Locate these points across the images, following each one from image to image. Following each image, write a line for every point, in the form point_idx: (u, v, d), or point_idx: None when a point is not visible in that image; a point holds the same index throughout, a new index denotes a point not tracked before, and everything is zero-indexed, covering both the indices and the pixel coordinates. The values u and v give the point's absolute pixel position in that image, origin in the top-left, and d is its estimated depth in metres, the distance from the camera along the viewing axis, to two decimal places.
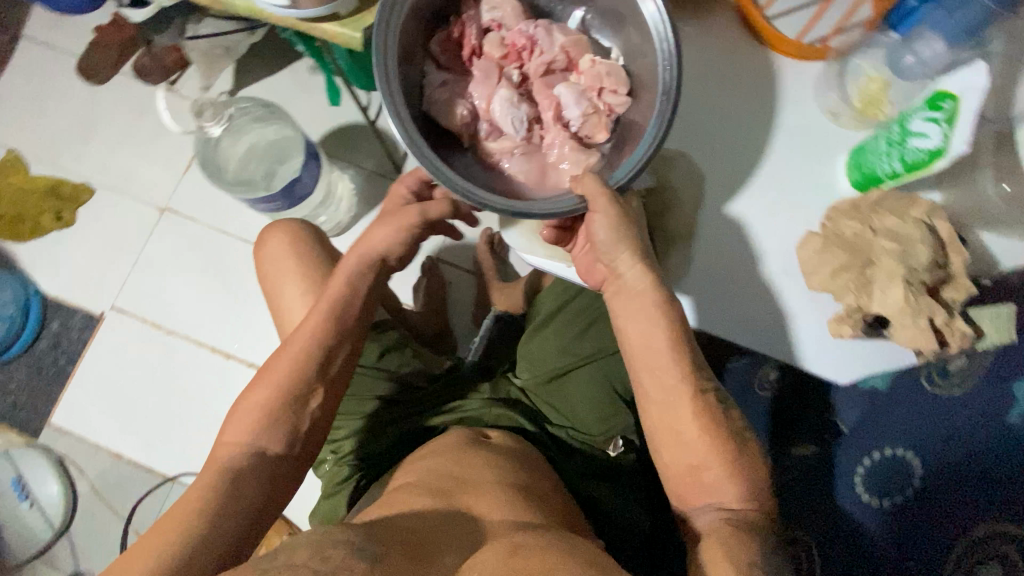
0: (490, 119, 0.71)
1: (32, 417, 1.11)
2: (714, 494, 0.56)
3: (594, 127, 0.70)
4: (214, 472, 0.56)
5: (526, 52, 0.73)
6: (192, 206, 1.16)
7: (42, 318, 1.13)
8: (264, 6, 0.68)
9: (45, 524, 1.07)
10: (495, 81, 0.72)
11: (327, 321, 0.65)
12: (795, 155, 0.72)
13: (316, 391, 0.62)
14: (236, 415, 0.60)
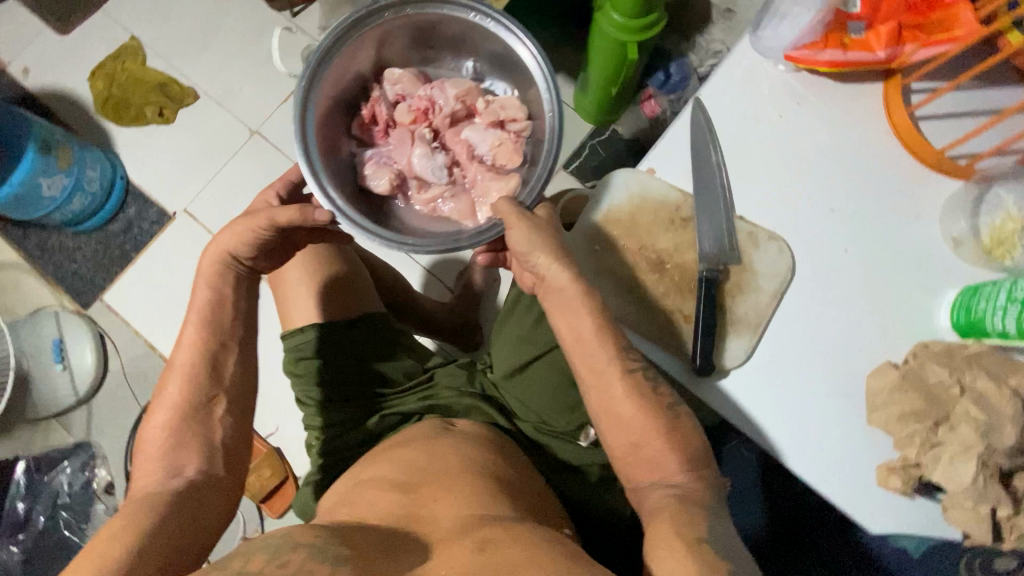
0: (414, 175, 0.76)
1: (88, 289, 1.18)
2: (660, 473, 0.54)
3: (507, 153, 0.74)
4: (141, 503, 0.54)
5: (436, 109, 0.77)
6: (280, 137, 1.21)
7: (121, 201, 1.20)
8: None
9: (71, 389, 1.13)
10: (410, 143, 0.76)
11: (211, 324, 0.63)
12: (889, 270, 0.60)
13: (218, 398, 0.61)
14: (147, 441, 0.58)
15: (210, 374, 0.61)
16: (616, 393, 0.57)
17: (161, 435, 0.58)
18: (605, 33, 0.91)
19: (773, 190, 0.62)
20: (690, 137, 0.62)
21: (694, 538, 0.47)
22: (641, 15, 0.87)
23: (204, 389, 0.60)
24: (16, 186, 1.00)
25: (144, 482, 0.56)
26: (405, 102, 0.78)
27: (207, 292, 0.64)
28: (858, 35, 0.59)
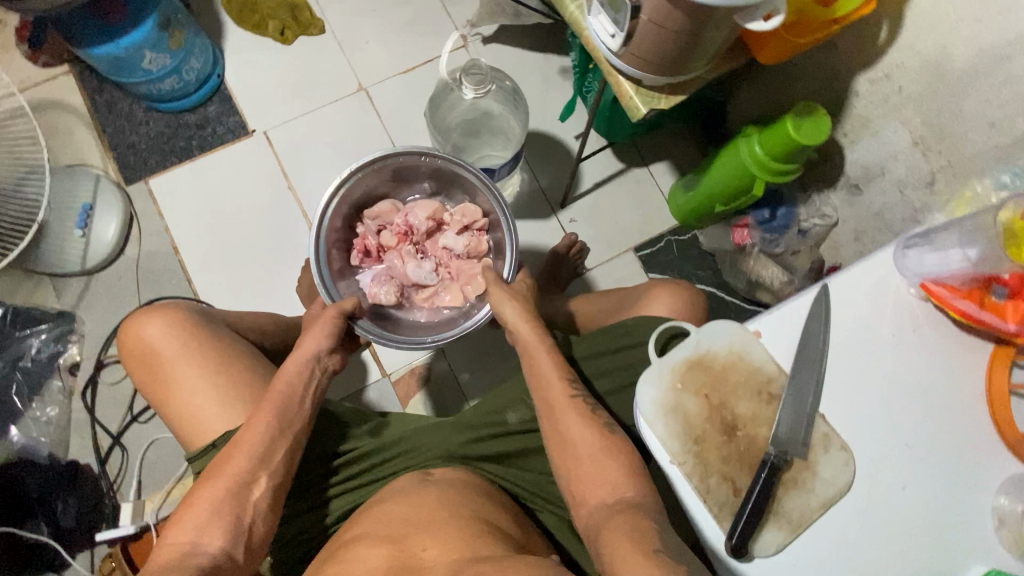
0: (408, 278, 1.02)
1: (137, 166, 1.15)
2: (609, 490, 0.63)
3: (474, 244, 1.02)
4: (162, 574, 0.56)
5: (414, 229, 1.03)
6: (386, 105, 1.20)
7: (206, 98, 1.17)
8: (597, 40, 0.72)
9: (80, 258, 1.09)
10: (400, 257, 1.03)
11: (266, 428, 0.65)
12: (927, 526, 0.60)
13: (258, 480, 0.63)
14: (184, 512, 0.60)
15: (260, 454, 0.64)
16: (574, 430, 0.67)
17: (198, 508, 0.60)
18: (740, 158, 0.92)
19: (857, 403, 0.62)
20: (808, 316, 0.62)
21: (650, 549, 0.54)
22: (782, 160, 0.87)
23: (251, 470, 0.63)
24: (120, 49, 0.96)
25: (168, 549, 0.58)
26: (386, 229, 1.03)
27: (282, 384, 0.69)
28: (998, 299, 0.60)
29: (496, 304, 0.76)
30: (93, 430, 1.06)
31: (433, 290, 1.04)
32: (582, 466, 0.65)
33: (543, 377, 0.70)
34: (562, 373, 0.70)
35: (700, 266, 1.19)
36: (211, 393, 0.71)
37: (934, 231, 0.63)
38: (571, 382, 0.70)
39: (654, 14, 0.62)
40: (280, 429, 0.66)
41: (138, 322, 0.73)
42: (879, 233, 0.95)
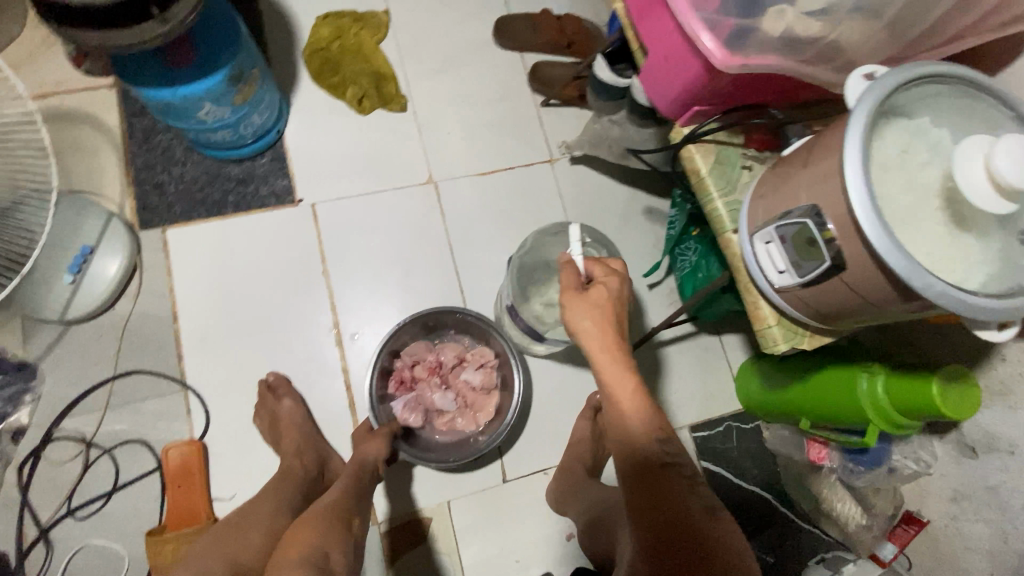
0: (430, 408, 0.96)
1: (158, 210, 1.00)
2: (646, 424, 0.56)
3: (487, 377, 0.97)
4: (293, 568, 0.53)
5: (443, 363, 0.98)
6: (454, 204, 1.08)
7: (257, 152, 1.03)
8: (757, 262, 0.59)
9: (61, 306, 0.91)
10: (425, 390, 0.96)
11: (348, 487, 0.71)
12: None
13: (353, 519, 0.66)
14: (295, 537, 0.58)
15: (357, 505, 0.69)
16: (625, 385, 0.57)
17: (304, 533, 0.58)
18: (854, 392, 0.78)
19: None
20: None
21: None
22: (908, 415, 0.75)
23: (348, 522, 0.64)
24: (176, 96, 0.81)
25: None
26: (416, 363, 0.97)
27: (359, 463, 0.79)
28: None
29: (572, 322, 0.59)
30: (19, 516, 0.86)
31: (450, 420, 0.97)
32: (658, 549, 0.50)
33: (631, 430, 0.55)
34: (651, 426, 0.55)
35: (757, 463, 1.06)
36: None
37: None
38: (664, 442, 0.55)
39: (855, 279, 0.50)
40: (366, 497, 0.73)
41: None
42: (984, 507, 0.82)
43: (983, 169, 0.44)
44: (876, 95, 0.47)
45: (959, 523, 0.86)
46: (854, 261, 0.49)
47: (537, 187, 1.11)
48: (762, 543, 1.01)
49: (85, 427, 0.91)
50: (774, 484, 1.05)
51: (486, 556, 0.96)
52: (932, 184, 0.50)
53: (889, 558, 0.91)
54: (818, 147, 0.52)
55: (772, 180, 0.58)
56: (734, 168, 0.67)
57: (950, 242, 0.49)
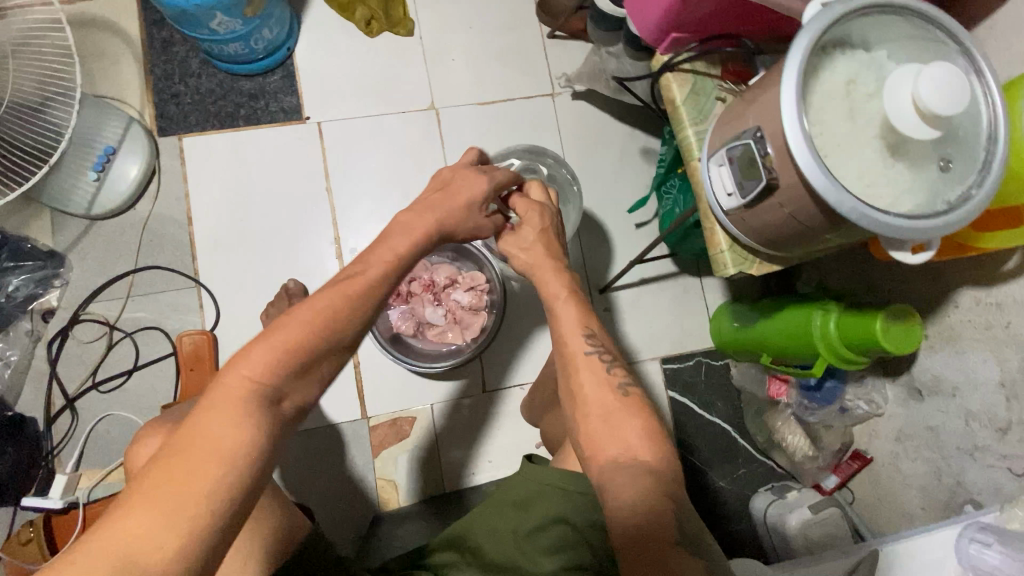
0: (421, 321, 1.04)
1: (175, 119, 1.06)
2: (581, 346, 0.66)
3: (473, 299, 1.04)
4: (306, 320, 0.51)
5: (437, 282, 1.05)
6: (453, 131, 1.11)
7: (268, 69, 1.08)
8: (711, 186, 0.63)
9: (87, 201, 1.00)
10: (418, 304, 1.04)
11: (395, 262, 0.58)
12: None
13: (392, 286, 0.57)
14: (256, 360, 0.48)
15: (362, 315, 0.54)
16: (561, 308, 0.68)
17: (268, 349, 0.49)
18: (807, 327, 0.83)
19: None
20: None
21: (672, 540, 0.53)
22: (856, 350, 0.79)
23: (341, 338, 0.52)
24: (190, 5, 0.86)
25: (221, 419, 0.46)
26: (415, 279, 1.05)
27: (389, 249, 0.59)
28: None
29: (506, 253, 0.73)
30: (50, 383, 0.98)
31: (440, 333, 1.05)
32: (594, 428, 0.61)
33: (564, 332, 0.67)
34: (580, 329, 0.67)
35: (722, 397, 1.12)
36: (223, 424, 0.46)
37: (1009, 535, 0.61)
38: (589, 339, 0.66)
39: (786, 197, 0.55)
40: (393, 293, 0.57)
41: (130, 512, 0.42)
42: (924, 446, 0.88)
43: (910, 99, 0.47)
44: (822, 24, 0.50)
45: (900, 461, 0.92)
46: (786, 180, 0.53)
47: (537, 120, 1.14)
48: (718, 469, 1.09)
49: (109, 312, 1.01)
50: (737, 418, 1.11)
51: (461, 456, 1.06)
52: (872, 114, 0.53)
53: (830, 487, 0.99)
54: (773, 75, 0.55)
55: (733, 109, 0.61)
56: (708, 98, 0.69)
57: (883, 168, 0.52)
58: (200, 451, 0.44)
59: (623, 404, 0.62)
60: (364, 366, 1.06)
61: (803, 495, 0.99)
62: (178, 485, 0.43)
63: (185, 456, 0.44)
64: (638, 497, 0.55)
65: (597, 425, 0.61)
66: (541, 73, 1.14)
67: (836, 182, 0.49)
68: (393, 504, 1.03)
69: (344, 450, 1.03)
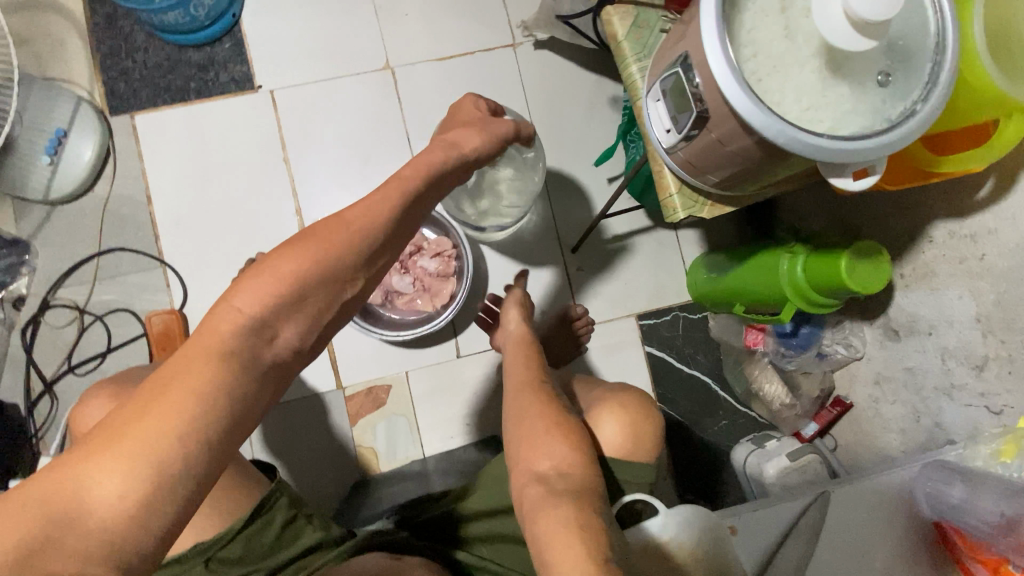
0: (389, 289, 1.02)
1: (126, 97, 1.04)
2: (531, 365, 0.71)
3: (442, 266, 1.02)
4: (311, 245, 0.45)
5: (402, 252, 1.03)
6: (411, 91, 1.07)
7: (215, 38, 1.05)
8: (651, 125, 0.60)
9: (44, 186, 0.99)
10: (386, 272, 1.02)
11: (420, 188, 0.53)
12: None
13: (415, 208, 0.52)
14: (243, 304, 0.42)
15: (351, 256, 0.46)
16: (519, 334, 0.77)
17: (256, 281, 0.43)
18: (776, 274, 0.80)
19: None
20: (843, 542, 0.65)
21: (602, 558, 0.49)
22: (823, 293, 0.76)
23: (332, 279, 0.45)
24: None
25: (199, 359, 0.40)
26: None
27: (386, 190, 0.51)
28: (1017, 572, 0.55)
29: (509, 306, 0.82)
30: (27, 370, 0.99)
31: (409, 301, 1.03)
32: (535, 439, 0.61)
33: (513, 361, 0.73)
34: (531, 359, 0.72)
35: (701, 350, 1.09)
36: (204, 357, 0.40)
37: (974, 475, 0.59)
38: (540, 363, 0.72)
39: (720, 130, 0.51)
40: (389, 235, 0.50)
41: (84, 470, 0.36)
42: (902, 388, 0.85)
43: (842, 12, 0.43)
44: None
45: (879, 405, 0.90)
46: (718, 111, 0.50)
47: (498, 74, 1.09)
48: (699, 423, 1.07)
49: (78, 297, 1.01)
50: (716, 371, 1.09)
51: (438, 422, 1.05)
52: (810, 30, 0.48)
53: (810, 434, 0.98)
54: None
55: (669, 39, 0.57)
56: (652, 31, 0.65)
57: (822, 89, 0.48)
58: (160, 396, 0.38)
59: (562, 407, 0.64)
60: (336, 337, 1.06)
61: (783, 443, 0.97)
62: (131, 430, 0.37)
63: (145, 397, 0.38)
64: (566, 509, 0.53)
65: (537, 425, 0.62)
66: (500, 24, 1.09)
67: (765, 107, 0.46)
68: (373, 470, 1.03)
69: (322, 421, 1.04)
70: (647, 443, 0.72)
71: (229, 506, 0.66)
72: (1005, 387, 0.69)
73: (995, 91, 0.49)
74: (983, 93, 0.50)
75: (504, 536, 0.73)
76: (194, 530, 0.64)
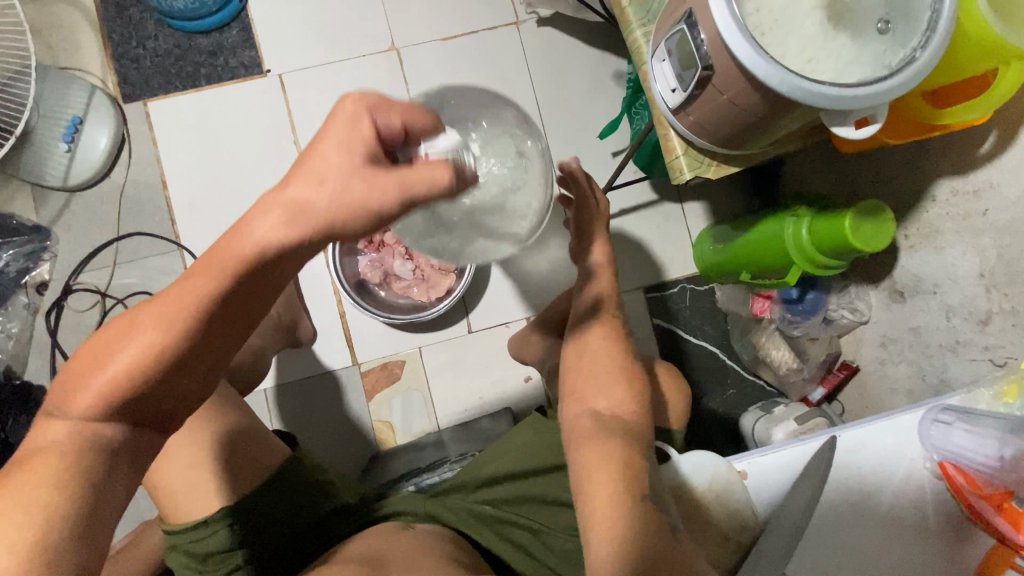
0: (392, 274, 1.05)
1: (138, 84, 1.06)
2: (599, 289, 0.71)
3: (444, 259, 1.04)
4: (133, 341, 0.42)
5: None
6: (417, 71, 1.09)
7: (223, 23, 1.06)
8: (656, 87, 0.61)
9: (61, 173, 1.02)
10: (390, 257, 1.04)
11: (282, 235, 0.43)
12: None
13: (268, 265, 0.44)
14: (69, 399, 0.42)
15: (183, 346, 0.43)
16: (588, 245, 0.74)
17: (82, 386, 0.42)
18: (781, 238, 0.82)
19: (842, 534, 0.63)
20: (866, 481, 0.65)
21: (639, 494, 0.53)
22: (827, 254, 0.78)
23: (164, 372, 0.43)
24: None
25: (47, 443, 0.42)
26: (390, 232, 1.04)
27: (221, 254, 0.43)
28: (1017, 506, 0.59)
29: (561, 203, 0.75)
30: (53, 353, 1.02)
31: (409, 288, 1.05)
32: (595, 376, 0.63)
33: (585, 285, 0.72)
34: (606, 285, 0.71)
35: (708, 321, 1.11)
36: (46, 466, 0.41)
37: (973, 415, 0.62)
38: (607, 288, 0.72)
39: (724, 84, 0.53)
40: (226, 311, 0.44)
41: None
42: (908, 348, 0.86)
43: None
44: None
45: (886, 366, 0.91)
46: (722, 65, 0.51)
47: (503, 51, 1.10)
48: (708, 392, 1.09)
49: (99, 281, 1.04)
50: (725, 341, 1.11)
51: (451, 397, 1.07)
52: None
53: (817, 399, 0.99)
54: None
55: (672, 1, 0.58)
56: None
57: (824, 39, 0.49)
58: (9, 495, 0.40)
59: (625, 349, 0.66)
60: (350, 316, 1.08)
61: (790, 408, 0.98)
62: None
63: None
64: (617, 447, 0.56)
65: (596, 364, 0.64)
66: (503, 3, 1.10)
67: (769, 58, 0.48)
68: (390, 443, 1.06)
69: (339, 397, 1.07)
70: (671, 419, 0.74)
71: (253, 471, 0.68)
72: (1008, 339, 0.70)
73: (994, 39, 0.50)
74: (981, 41, 0.51)
75: (529, 499, 0.71)
76: (217, 495, 0.66)
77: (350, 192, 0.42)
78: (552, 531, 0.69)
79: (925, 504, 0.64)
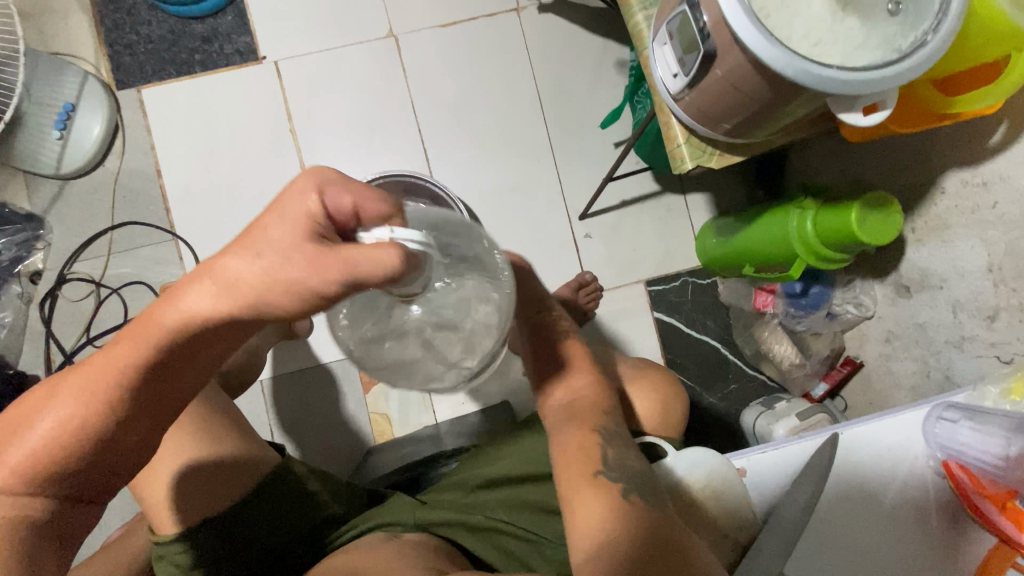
0: None
1: (131, 70, 1.04)
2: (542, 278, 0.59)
3: None
4: (51, 419, 0.38)
5: None
6: (415, 59, 1.07)
7: (218, 9, 1.04)
8: (657, 72, 0.60)
9: (54, 161, 1.00)
10: None
11: (206, 314, 0.36)
12: None
13: (199, 341, 0.38)
14: None
15: (108, 424, 0.39)
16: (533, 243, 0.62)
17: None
18: (788, 230, 0.80)
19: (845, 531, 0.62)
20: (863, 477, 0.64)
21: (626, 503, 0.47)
22: (834, 248, 0.76)
23: (94, 450, 0.39)
24: None
25: None
26: None
27: (141, 326, 0.38)
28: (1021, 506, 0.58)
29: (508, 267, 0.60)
30: (47, 342, 1.01)
31: None
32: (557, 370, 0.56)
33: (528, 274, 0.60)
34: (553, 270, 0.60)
35: (709, 315, 1.09)
36: None
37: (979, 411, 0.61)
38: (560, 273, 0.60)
39: (726, 68, 0.51)
40: (158, 384, 0.39)
41: None
42: (913, 344, 0.84)
43: None
44: None
45: (890, 363, 0.89)
46: (725, 49, 0.49)
47: (503, 38, 1.08)
48: (708, 387, 1.07)
49: (94, 271, 1.03)
50: (726, 336, 1.09)
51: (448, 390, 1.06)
52: None
53: (819, 395, 0.98)
54: None
55: None
56: None
57: (830, 22, 0.47)
58: None
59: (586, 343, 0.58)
60: None
61: (792, 404, 0.96)
62: None
63: None
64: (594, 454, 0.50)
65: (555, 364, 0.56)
66: None
67: (774, 40, 0.46)
68: (387, 436, 1.05)
69: (336, 389, 1.06)
70: (671, 419, 0.73)
71: (242, 479, 0.65)
72: (1015, 335, 0.68)
73: (1007, 23, 0.48)
74: (995, 24, 0.49)
75: (524, 503, 0.69)
76: (204, 505, 0.62)
77: (283, 270, 0.34)
78: (551, 540, 0.65)
79: (927, 504, 0.63)
